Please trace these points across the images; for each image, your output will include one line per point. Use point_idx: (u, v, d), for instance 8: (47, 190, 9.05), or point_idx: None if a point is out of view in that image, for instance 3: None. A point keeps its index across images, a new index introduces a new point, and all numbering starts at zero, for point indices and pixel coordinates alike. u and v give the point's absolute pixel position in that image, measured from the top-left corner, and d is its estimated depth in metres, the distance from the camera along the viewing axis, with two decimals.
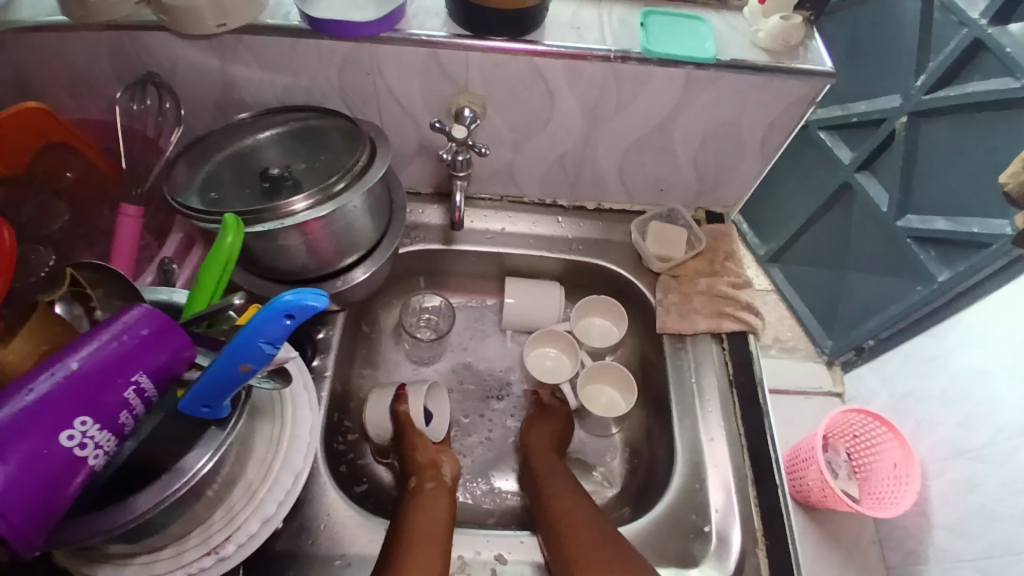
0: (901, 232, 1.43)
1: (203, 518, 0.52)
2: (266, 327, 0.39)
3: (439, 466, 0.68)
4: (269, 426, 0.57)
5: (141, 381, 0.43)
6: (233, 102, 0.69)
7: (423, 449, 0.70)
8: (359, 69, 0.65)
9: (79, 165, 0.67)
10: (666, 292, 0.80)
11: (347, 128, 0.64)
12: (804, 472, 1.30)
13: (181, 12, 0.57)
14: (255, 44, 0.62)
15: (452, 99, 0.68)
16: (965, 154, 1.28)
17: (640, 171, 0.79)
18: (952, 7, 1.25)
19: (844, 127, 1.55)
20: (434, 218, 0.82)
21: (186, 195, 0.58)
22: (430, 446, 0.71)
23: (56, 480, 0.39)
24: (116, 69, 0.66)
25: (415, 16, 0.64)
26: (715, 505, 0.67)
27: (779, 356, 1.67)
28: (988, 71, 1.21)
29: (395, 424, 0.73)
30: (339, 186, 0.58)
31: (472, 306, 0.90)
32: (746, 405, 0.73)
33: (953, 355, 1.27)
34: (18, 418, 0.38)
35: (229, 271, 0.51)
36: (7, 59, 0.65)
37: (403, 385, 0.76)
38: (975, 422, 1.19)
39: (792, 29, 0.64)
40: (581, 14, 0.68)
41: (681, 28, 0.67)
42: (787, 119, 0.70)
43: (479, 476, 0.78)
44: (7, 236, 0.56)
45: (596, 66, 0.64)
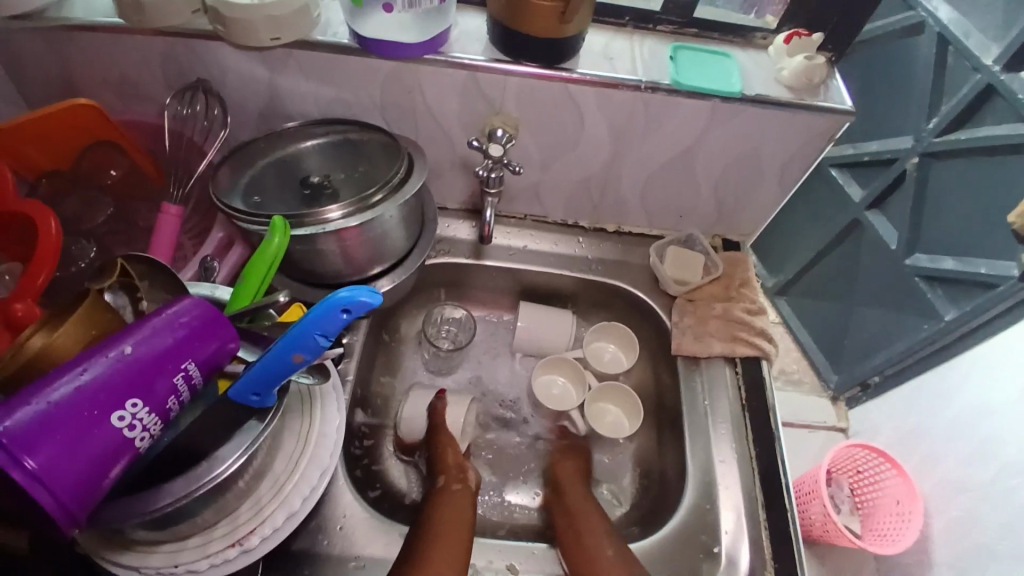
0: (910, 270, 1.45)
1: (231, 508, 0.54)
2: (323, 320, 0.42)
3: (462, 472, 0.71)
4: (298, 422, 0.59)
5: (190, 368, 0.45)
6: (277, 111, 0.72)
7: (452, 451, 0.73)
8: (400, 87, 0.68)
9: (123, 164, 0.70)
10: (681, 315, 0.81)
11: (386, 142, 0.66)
12: (808, 506, 1.30)
13: (238, 25, 0.60)
14: (304, 59, 0.66)
15: (486, 120, 0.71)
16: (975, 196, 1.30)
17: (661, 197, 0.82)
18: (966, 53, 1.29)
19: (855, 165, 1.58)
20: (461, 232, 0.85)
21: (230, 197, 0.61)
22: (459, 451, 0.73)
23: (106, 460, 0.40)
24: (166, 73, 0.69)
25: (458, 40, 0.68)
26: (725, 525, 0.68)
27: (784, 388, 1.68)
28: (999, 115, 1.25)
29: (429, 421, 0.77)
30: (376, 197, 0.61)
31: (490, 321, 0.91)
32: (757, 428, 0.74)
33: (960, 394, 1.29)
34: (74, 396, 0.39)
35: (272, 272, 0.54)
36: (62, 57, 0.67)
37: (440, 390, 0.80)
38: (980, 461, 1.19)
39: (815, 68, 0.68)
40: (613, 45, 0.71)
41: (707, 62, 0.70)
42: (807, 153, 0.73)
43: (492, 488, 0.80)
44: (53, 228, 0.56)
45: (626, 95, 0.68)
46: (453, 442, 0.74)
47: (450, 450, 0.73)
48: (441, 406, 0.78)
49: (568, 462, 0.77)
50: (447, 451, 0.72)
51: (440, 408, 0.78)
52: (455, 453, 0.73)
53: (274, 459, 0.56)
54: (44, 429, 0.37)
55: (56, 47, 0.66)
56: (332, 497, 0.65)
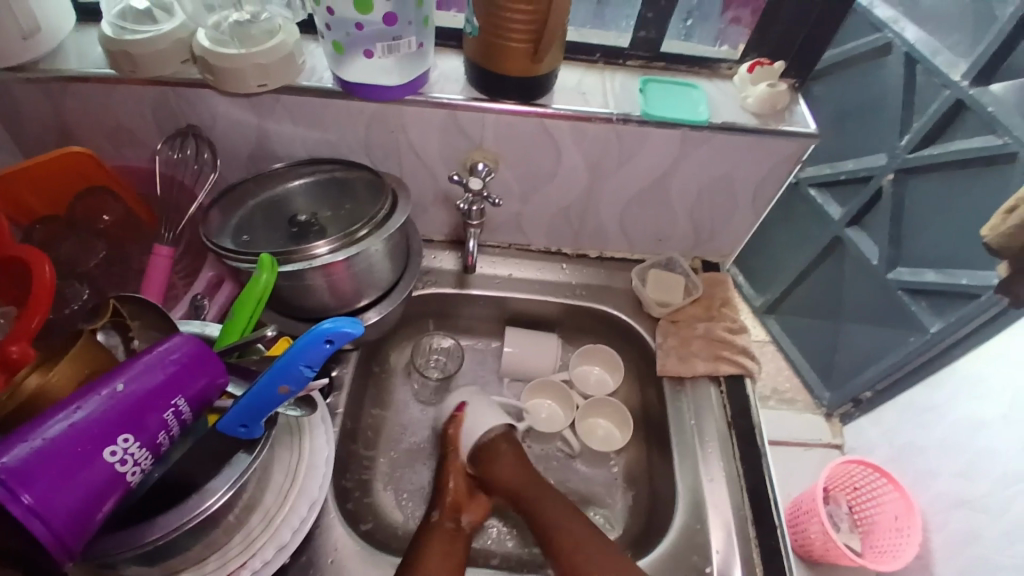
0: (892, 285, 1.47)
1: (222, 543, 0.54)
2: (306, 351, 0.44)
3: (471, 500, 0.73)
4: (288, 454, 0.60)
5: (180, 404, 0.46)
6: (266, 153, 0.75)
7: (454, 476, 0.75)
8: (385, 127, 0.71)
9: (117, 209, 0.72)
10: (665, 336, 0.83)
11: (371, 179, 0.69)
12: (806, 525, 1.30)
13: (226, 73, 0.63)
14: (291, 103, 0.69)
15: (467, 155, 0.74)
16: (950, 207, 1.34)
17: (640, 223, 0.84)
18: (935, 70, 1.34)
19: (834, 185, 1.62)
20: (447, 263, 0.87)
21: (221, 237, 0.63)
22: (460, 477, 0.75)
23: (98, 494, 0.41)
24: (158, 119, 0.71)
25: (437, 81, 0.71)
26: (716, 545, 0.69)
27: (778, 407, 1.70)
28: (969, 128, 1.29)
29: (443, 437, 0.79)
30: (361, 233, 0.63)
31: (478, 348, 0.92)
32: (744, 446, 0.76)
33: (950, 404, 1.31)
34: (68, 433, 0.40)
35: (261, 307, 0.56)
36: (55, 106, 0.70)
37: (462, 403, 0.82)
38: (975, 469, 1.21)
39: (778, 95, 0.71)
40: (585, 81, 0.74)
41: (676, 94, 0.73)
42: (776, 176, 0.76)
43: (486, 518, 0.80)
44: (48, 271, 0.58)
45: (599, 127, 0.71)
46: (463, 472, 0.76)
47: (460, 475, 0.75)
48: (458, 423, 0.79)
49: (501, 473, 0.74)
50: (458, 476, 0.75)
51: (456, 428, 0.79)
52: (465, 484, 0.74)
53: (264, 492, 0.57)
54: (37, 464, 0.39)
55: (49, 95, 0.69)
56: (324, 529, 0.65)
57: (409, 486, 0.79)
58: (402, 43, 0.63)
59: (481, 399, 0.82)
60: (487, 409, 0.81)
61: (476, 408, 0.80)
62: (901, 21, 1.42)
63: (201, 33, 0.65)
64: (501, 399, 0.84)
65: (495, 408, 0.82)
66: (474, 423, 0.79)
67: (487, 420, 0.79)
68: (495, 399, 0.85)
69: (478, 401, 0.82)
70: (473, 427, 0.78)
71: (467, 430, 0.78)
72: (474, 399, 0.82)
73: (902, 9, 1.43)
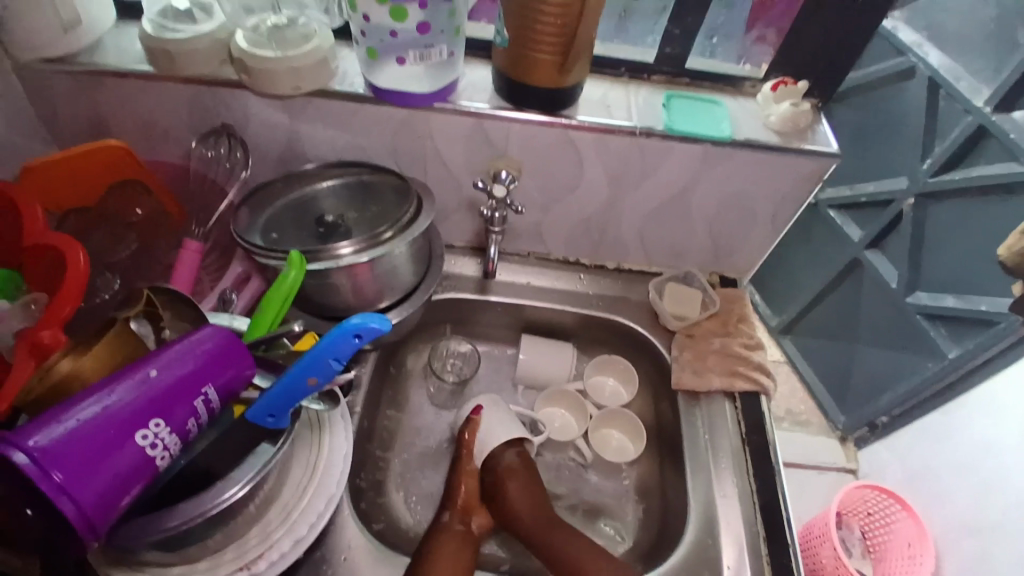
0: (911, 309, 1.46)
1: (239, 534, 0.55)
2: (336, 344, 0.45)
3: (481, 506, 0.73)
4: (307, 450, 0.61)
5: (209, 393, 0.47)
6: (296, 155, 0.77)
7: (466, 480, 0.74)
8: (412, 133, 0.73)
9: (148, 203, 0.74)
10: (681, 349, 0.83)
11: (398, 184, 0.70)
12: (818, 549, 1.28)
13: (262, 75, 0.65)
14: (322, 107, 0.71)
15: (491, 163, 0.75)
16: (971, 231, 1.33)
17: (660, 237, 0.85)
18: (957, 96, 1.34)
19: (853, 207, 1.62)
20: (467, 269, 0.88)
21: (250, 234, 0.65)
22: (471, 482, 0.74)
23: (127, 476, 0.42)
24: (192, 116, 0.73)
25: (466, 90, 0.72)
26: (727, 561, 0.68)
27: (791, 429, 1.68)
28: (991, 154, 1.29)
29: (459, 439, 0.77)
30: (386, 235, 0.64)
31: (494, 355, 0.93)
32: (758, 462, 0.75)
33: (968, 432, 1.29)
34: (101, 416, 0.41)
35: (288, 303, 0.57)
36: (94, 99, 0.72)
37: (479, 406, 0.78)
38: (991, 499, 1.19)
39: (801, 114, 0.72)
40: (610, 95, 0.76)
41: (700, 110, 0.74)
42: (797, 194, 0.77)
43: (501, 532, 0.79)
44: (81, 258, 0.60)
45: (623, 140, 0.72)
46: (476, 479, 0.74)
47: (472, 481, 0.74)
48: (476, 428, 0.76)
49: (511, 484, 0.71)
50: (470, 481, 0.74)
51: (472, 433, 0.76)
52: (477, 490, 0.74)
53: (282, 486, 0.58)
54: (71, 444, 0.40)
55: (88, 88, 0.71)
56: (337, 527, 0.66)
57: (418, 491, 0.80)
58: (433, 51, 0.65)
59: (501, 409, 0.78)
60: (504, 419, 0.77)
61: (492, 416, 0.77)
62: (925, 46, 1.42)
63: (239, 35, 0.67)
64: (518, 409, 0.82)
65: (511, 417, 0.78)
66: (489, 432, 0.76)
67: (500, 432, 0.76)
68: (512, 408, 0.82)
69: (495, 408, 0.78)
70: (488, 435, 0.76)
71: (483, 436, 0.76)
72: (495, 406, 0.79)
73: (927, 33, 1.42)
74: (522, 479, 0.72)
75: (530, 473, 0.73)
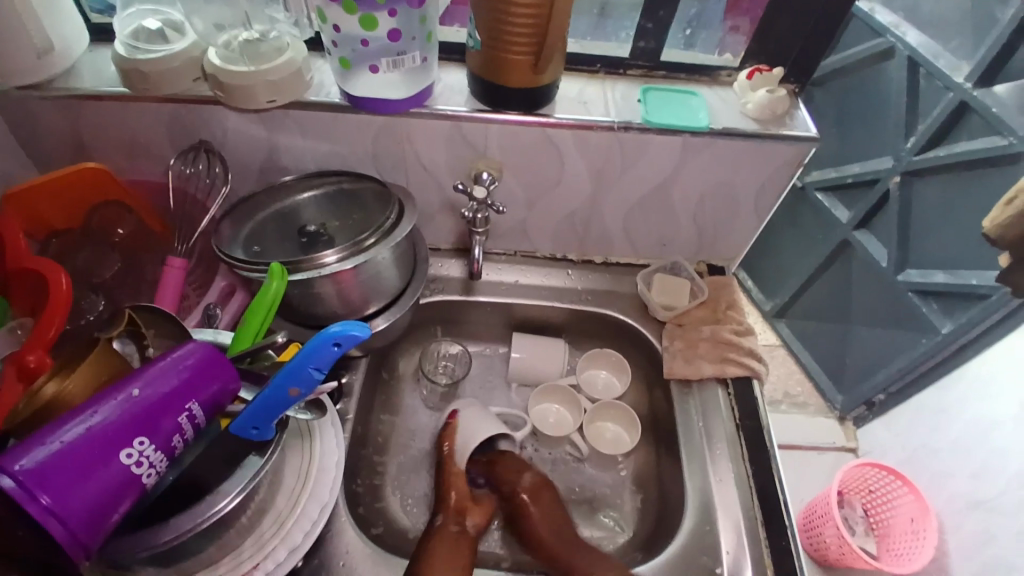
0: (902, 286, 1.47)
1: (234, 545, 0.56)
2: (317, 353, 0.46)
3: (475, 505, 0.73)
4: (299, 458, 0.61)
5: (193, 408, 0.47)
6: (276, 166, 0.77)
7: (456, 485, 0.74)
8: (391, 139, 0.73)
9: (131, 222, 0.74)
10: (671, 339, 0.84)
11: (379, 190, 0.71)
12: (821, 529, 1.29)
13: (237, 89, 0.65)
14: (300, 118, 0.71)
15: (471, 164, 0.76)
16: (957, 207, 1.34)
17: (644, 229, 0.85)
18: (937, 73, 1.34)
19: (839, 188, 1.62)
20: (454, 270, 0.89)
21: (233, 247, 0.65)
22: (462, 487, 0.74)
23: (114, 495, 0.42)
24: (171, 134, 0.73)
25: (442, 93, 0.72)
26: (726, 546, 0.69)
27: (790, 412, 1.69)
28: (974, 130, 1.29)
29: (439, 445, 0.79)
30: (369, 241, 0.65)
31: (486, 354, 0.93)
32: (751, 447, 0.76)
33: (964, 406, 1.30)
34: (86, 436, 0.42)
35: (272, 315, 0.58)
36: (72, 122, 0.72)
37: (455, 410, 0.80)
38: (989, 471, 1.20)
39: (777, 100, 0.72)
40: (586, 91, 0.76)
41: (677, 102, 0.74)
42: (778, 179, 0.77)
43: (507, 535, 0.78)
44: (64, 281, 0.60)
45: (601, 135, 0.72)
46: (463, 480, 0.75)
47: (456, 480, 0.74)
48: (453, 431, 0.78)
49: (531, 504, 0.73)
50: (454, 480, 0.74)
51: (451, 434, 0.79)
52: (467, 491, 0.74)
53: (276, 495, 0.59)
54: (57, 467, 0.40)
55: (66, 111, 0.71)
56: (335, 533, 0.66)
57: (413, 494, 0.80)
58: (407, 57, 0.65)
59: (477, 408, 0.80)
60: (483, 417, 0.80)
61: (471, 417, 0.79)
62: (903, 26, 1.42)
63: (212, 52, 0.67)
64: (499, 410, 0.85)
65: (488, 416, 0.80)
66: (467, 431, 0.78)
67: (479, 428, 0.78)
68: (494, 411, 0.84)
69: (472, 410, 0.80)
70: (466, 434, 0.78)
71: (463, 436, 0.77)
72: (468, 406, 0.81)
73: (903, 14, 1.43)
74: (545, 498, 0.75)
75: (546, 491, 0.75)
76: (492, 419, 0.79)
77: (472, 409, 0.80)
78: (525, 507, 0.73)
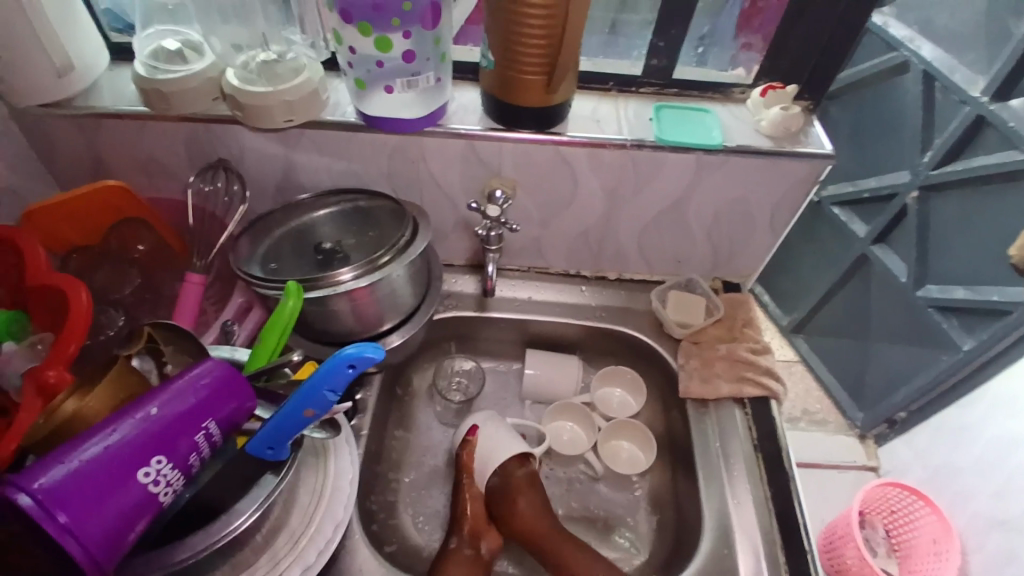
0: (922, 302, 1.44)
1: (247, 564, 0.55)
2: (332, 377, 0.46)
3: (489, 528, 0.72)
4: (313, 476, 0.61)
5: (210, 427, 0.47)
6: (292, 184, 0.78)
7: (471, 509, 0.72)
8: (405, 157, 0.73)
9: (150, 239, 0.76)
10: (688, 357, 0.83)
11: (394, 207, 0.71)
12: (842, 551, 1.26)
13: (255, 110, 0.66)
14: (316, 136, 0.72)
15: (486, 182, 0.76)
16: (978, 221, 1.31)
17: (658, 245, 0.85)
18: (952, 88, 1.33)
19: (856, 203, 1.60)
20: (467, 287, 0.89)
21: (250, 265, 0.66)
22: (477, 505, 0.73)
23: (132, 514, 0.42)
24: (189, 152, 0.75)
25: (455, 112, 0.73)
26: (745, 570, 0.67)
27: (809, 429, 1.66)
28: (991, 145, 1.28)
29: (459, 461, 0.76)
30: (384, 259, 0.65)
31: (499, 370, 0.93)
32: (770, 468, 0.75)
33: (987, 425, 1.27)
34: (104, 455, 0.42)
35: (287, 333, 0.58)
36: (94, 141, 0.74)
37: (474, 426, 0.76)
38: (1014, 492, 1.17)
39: (791, 118, 0.72)
40: (600, 109, 0.76)
41: (690, 119, 0.74)
42: (794, 196, 0.76)
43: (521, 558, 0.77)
44: (84, 298, 0.61)
45: (614, 153, 0.72)
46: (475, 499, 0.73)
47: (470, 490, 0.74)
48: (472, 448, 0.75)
49: (540, 526, 0.71)
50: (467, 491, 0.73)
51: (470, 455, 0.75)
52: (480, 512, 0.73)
53: (289, 514, 0.58)
54: (75, 485, 0.40)
55: (88, 131, 0.73)
56: (347, 552, 0.66)
57: (425, 511, 0.79)
58: (421, 78, 0.66)
59: (500, 426, 0.77)
60: (505, 433, 0.76)
61: (492, 434, 0.76)
62: (917, 40, 1.41)
63: (230, 72, 0.68)
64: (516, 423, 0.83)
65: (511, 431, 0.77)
66: (488, 451, 0.75)
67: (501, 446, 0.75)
68: (510, 420, 0.81)
69: (493, 425, 0.77)
70: (487, 453, 0.75)
71: (482, 457, 0.75)
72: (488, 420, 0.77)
73: (918, 28, 1.42)
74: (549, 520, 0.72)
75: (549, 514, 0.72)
76: (518, 439, 0.75)
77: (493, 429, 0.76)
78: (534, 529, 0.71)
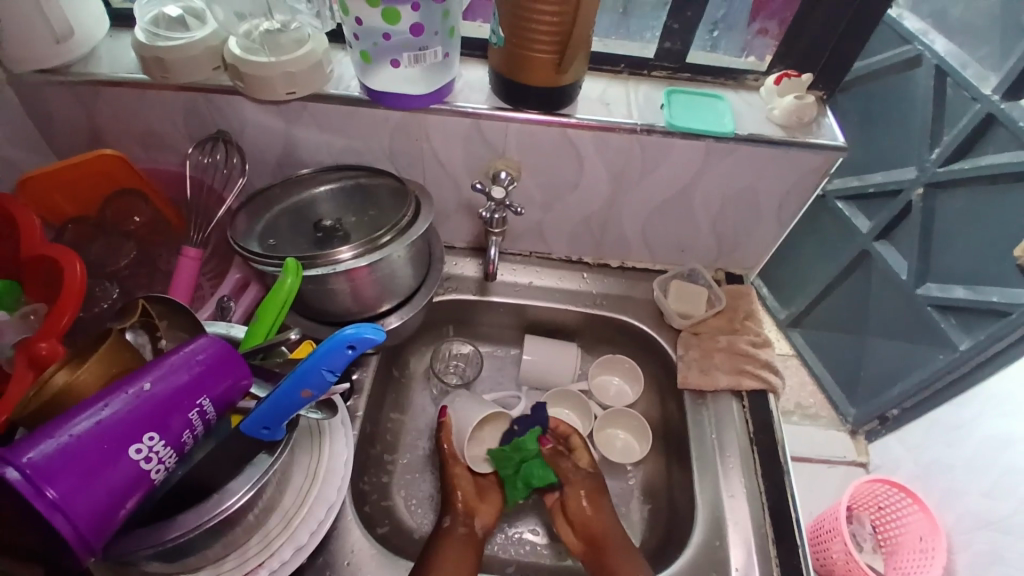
0: (921, 300, 1.43)
1: (240, 543, 0.55)
2: (329, 357, 0.45)
3: (483, 506, 0.73)
4: (308, 457, 0.61)
5: (205, 404, 0.47)
6: (293, 160, 0.76)
7: (463, 490, 0.73)
8: (408, 136, 0.72)
9: (147, 211, 0.74)
10: (687, 348, 0.82)
11: (396, 186, 0.70)
12: (829, 544, 1.26)
13: (257, 81, 0.64)
14: (318, 111, 0.70)
15: (489, 163, 0.75)
16: (978, 221, 1.31)
17: (663, 234, 0.84)
18: (964, 83, 1.31)
19: (861, 198, 1.59)
20: (468, 270, 0.88)
21: (248, 241, 0.64)
22: (469, 489, 0.74)
23: (122, 491, 0.41)
24: (189, 123, 0.73)
25: (462, 90, 0.71)
26: (736, 563, 0.67)
27: (800, 423, 1.66)
28: (1000, 143, 1.26)
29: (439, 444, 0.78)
30: (384, 238, 0.64)
31: (497, 355, 0.92)
32: (766, 462, 0.74)
33: (979, 423, 1.27)
34: (95, 430, 0.41)
35: (286, 311, 0.57)
36: (90, 109, 0.72)
37: (443, 407, 0.80)
38: (1002, 491, 1.18)
39: (805, 107, 0.71)
40: (609, 91, 0.75)
41: (701, 105, 0.73)
42: (803, 187, 0.75)
43: (514, 540, 0.77)
44: (78, 271, 0.60)
45: (622, 137, 0.70)
46: (465, 479, 0.75)
47: (518, 471, 0.76)
48: (448, 429, 0.78)
49: (584, 497, 0.74)
50: (534, 470, 0.76)
51: (448, 434, 0.78)
52: (471, 490, 0.74)
53: (283, 494, 0.58)
54: (64, 461, 0.39)
55: (84, 98, 0.71)
56: (341, 533, 0.65)
57: (417, 494, 0.79)
58: (428, 53, 0.64)
59: (464, 396, 0.80)
60: (474, 404, 0.79)
61: (459, 408, 0.79)
62: (931, 34, 1.41)
63: (233, 42, 0.66)
64: (494, 396, 0.86)
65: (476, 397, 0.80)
66: (461, 423, 0.78)
67: (471, 414, 0.78)
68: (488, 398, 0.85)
69: (459, 398, 0.80)
70: (462, 425, 0.78)
71: (458, 432, 0.78)
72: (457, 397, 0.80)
73: (932, 21, 1.41)
74: (602, 501, 0.74)
75: (600, 488, 0.76)
76: (479, 401, 0.79)
77: (462, 393, 0.80)
78: (576, 499, 0.74)
